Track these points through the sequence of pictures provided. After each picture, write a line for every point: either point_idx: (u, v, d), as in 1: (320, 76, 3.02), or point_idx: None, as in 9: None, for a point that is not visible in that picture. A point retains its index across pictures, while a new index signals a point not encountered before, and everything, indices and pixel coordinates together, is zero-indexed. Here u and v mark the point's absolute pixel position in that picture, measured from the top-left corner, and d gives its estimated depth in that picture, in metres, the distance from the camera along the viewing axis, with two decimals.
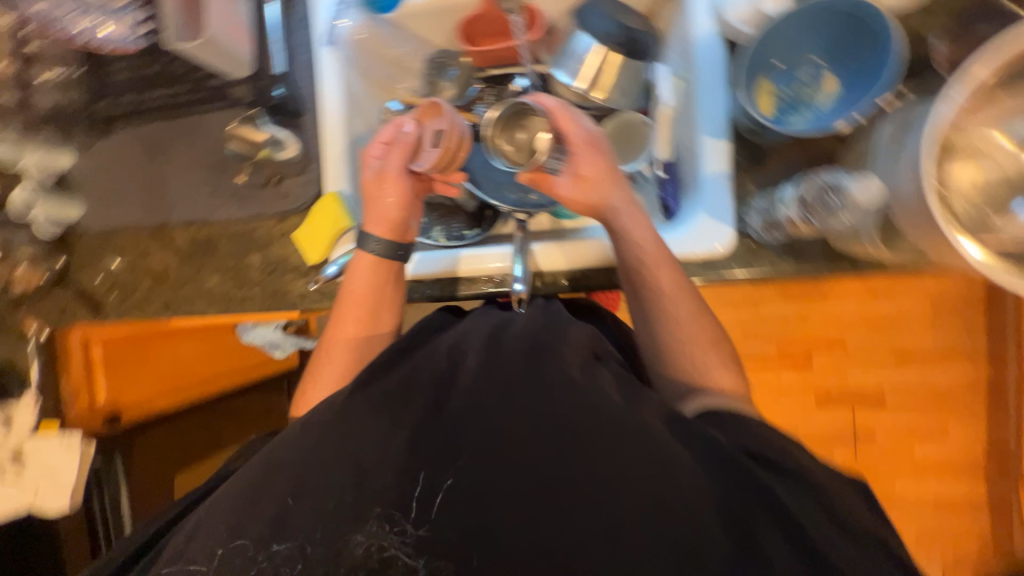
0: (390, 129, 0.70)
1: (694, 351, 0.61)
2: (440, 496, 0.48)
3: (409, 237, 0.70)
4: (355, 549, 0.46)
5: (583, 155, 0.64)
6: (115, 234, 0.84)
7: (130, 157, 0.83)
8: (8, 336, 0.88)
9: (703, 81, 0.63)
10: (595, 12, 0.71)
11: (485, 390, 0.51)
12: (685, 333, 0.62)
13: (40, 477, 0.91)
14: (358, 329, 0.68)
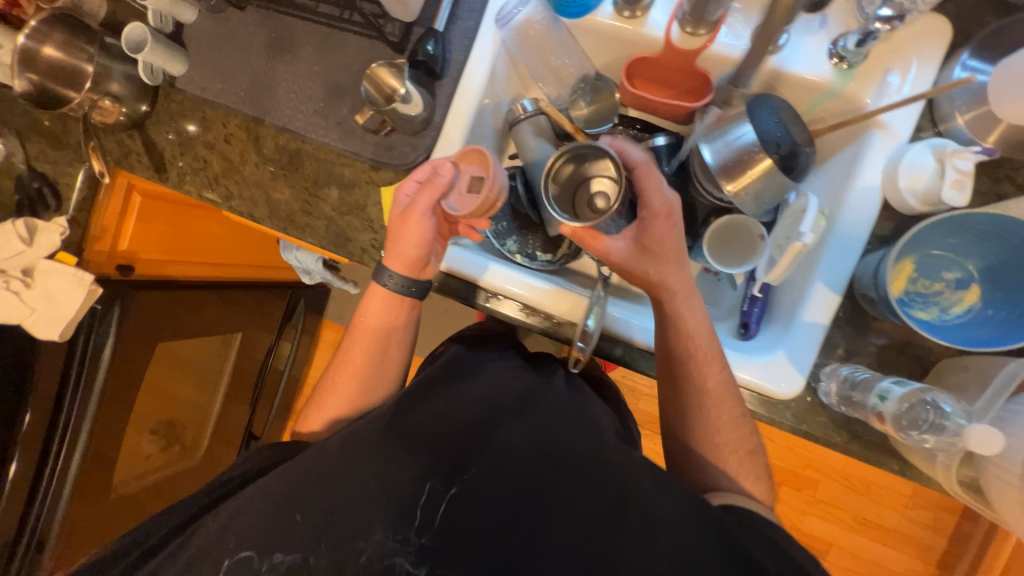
0: (426, 169, 0.69)
1: (717, 450, 0.64)
2: (442, 508, 0.53)
3: (425, 275, 0.72)
4: (359, 558, 0.51)
5: (658, 224, 0.63)
6: (208, 105, 0.82)
7: (250, 42, 0.79)
8: (65, 153, 0.89)
9: (840, 230, 0.62)
10: (767, 107, 0.64)
11: (500, 480, 0.55)
12: (720, 433, 0.64)
13: (41, 301, 0.86)
14: (364, 355, 0.74)
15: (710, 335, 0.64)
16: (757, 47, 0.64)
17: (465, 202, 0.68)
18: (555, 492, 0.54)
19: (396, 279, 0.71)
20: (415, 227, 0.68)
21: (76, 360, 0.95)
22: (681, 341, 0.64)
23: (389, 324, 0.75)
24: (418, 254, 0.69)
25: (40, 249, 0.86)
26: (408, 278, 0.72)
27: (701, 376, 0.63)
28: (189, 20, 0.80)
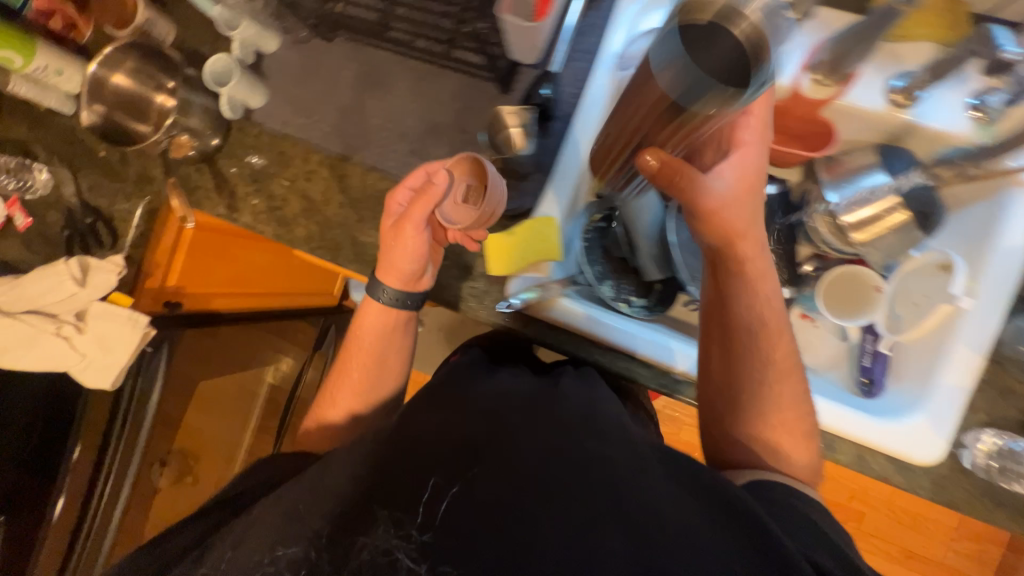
0: (421, 177, 0.64)
1: (771, 413, 0.60)
2: (444, 505, 0.46)
3: (422, 287, 0.68)
4: (359, 554, 0.44)
5: (751, 156, 0.57)
6: (288, 140, 0.77)
7: (338, 75, 0.75)
8: (125, 185, 0.82)
9: (982, 291, 0.61)
10: (901, 158, 0.64)
11: (515, 477, 0.47)
12: (784, 401, 0.60)
13: (93, 347, 0.79)
14: (362, 369, 0.73)
15: (778, 303, 0.61)
16: (891, 98, 0.62)
17: (458, 213, 0.64)
18: (577, 491, 0.47)
19: (384, 288, 0.68)
20: (405, 245, 0.64)
21: (120, 412, 0.87)
22: (755, 302, 0.60)
23: (386, 337, 0.73)
24: (412, 268, 0.65)
25: (94, 290, 0.79)
26: (403, 291, 0.69)
27: (775, 344, 0.60)
28: (270, 50, 0.76)
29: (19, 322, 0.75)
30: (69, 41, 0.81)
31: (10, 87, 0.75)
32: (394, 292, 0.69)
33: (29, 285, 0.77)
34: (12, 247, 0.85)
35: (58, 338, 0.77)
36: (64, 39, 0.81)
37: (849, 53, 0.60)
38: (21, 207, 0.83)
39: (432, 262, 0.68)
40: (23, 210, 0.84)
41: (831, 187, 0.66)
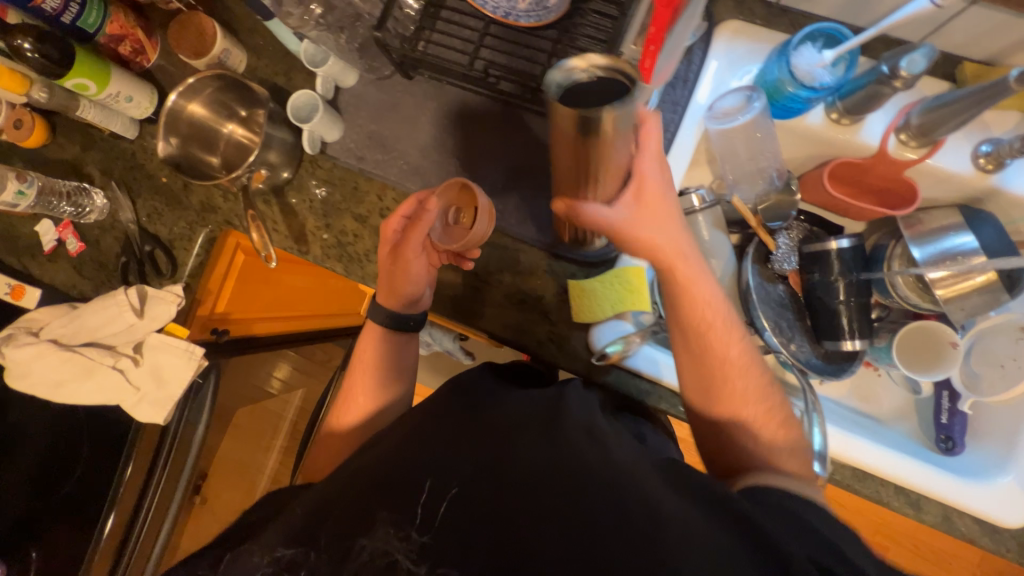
0: (411, 204, 0.66)
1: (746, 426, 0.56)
2: (442, 510, 0.45)
3: (421, 307, 0.71)
4: (359, 555, 0.43)
5: (651, 169, 0.56)
6: (361, 175, 0.76)
7: (418, 115, 0.75)
8: (187, 213, 0.81)
9: None
10: (986, 221, 0.65)
11: (521, 492, 0.45)
12: (745, 413, 0.56)
13: (148, 380, 0.75)
14: (364, 396, 0.70)
15: (713, 303, 0.58)
16: (977, 162, 0.64)
17: (452, 234, 0.67)
18: (574, 497, 0.45)
19: (385, 311, 0.70)
20: (403, 266, 0.66)
21: (165, 447, 0.82)
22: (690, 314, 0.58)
23: (391, 362, 0.71)
24: (412, 289, 0.67)
25: (152, 321, 0.77)
26: (404, 313, 0.70)
27: (720, 349, 0.57)
28: (348, 84, 0.75)
29: (77, 355, 0.72)
30: (136, 65, 0.79)
31: (78, 112, 0.73)
32: (398, 314, 0.70)
33: (90, 316, 0.74)
34: (63, 272, 0.83)
35: (113, 371, 0.74)
36: (131, 63, 0.79)
37: (939, 122, 0.60)
38: (74, 231, 0.82)
39: (429, 282, 0.70)
40: (76, 234, 0.82)
41: (915, 243, 0.67)
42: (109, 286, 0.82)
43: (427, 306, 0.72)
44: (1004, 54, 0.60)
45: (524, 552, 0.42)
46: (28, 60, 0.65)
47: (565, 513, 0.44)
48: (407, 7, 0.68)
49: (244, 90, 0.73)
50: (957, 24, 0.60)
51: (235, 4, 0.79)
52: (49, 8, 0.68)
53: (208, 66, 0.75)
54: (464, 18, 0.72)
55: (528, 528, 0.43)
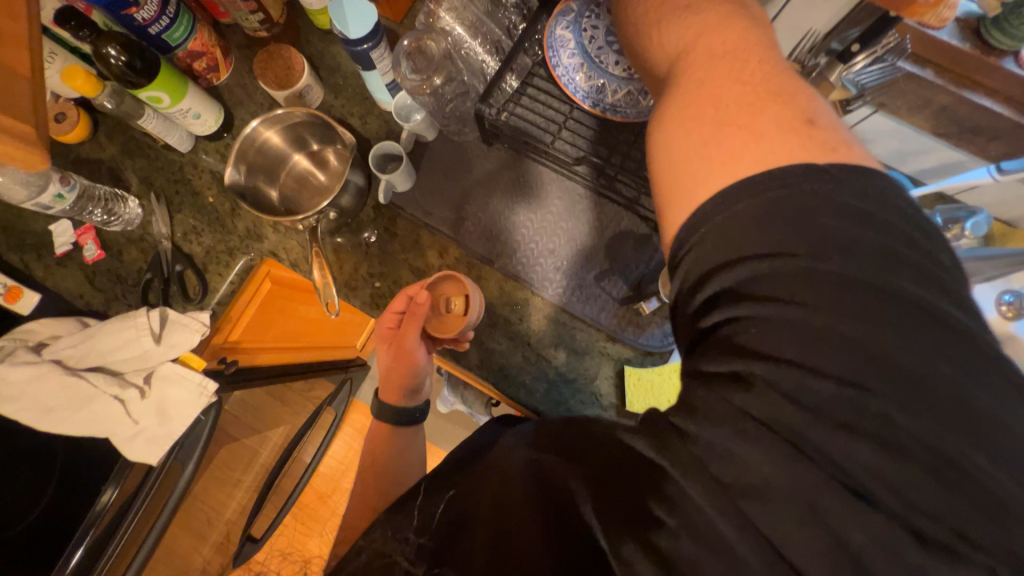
0: (400, 298, 0.66)
1: (655, 50, 0.47)
2: (440, 507, 0.53)
3: (421, 397, 0.69)
4: (358, 555, 0.54)
5: None
6: (424, 229, 0.75)
7: (491, 178, 0.76)
8: (230, 238, 0.76)
9: None
10: None
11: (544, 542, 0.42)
12: (664, 35, 0.46)
13: (149, 413, 0.67)
14: (371, 452, 0.69)
15: None
16: (1000, 310, 0.70)
17: (444, 322, 0.64)
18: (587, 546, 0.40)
19: (390, 410, 0.68)
20: (404, 360, 0.65)
21: (146, 487, 0.68)
22: None
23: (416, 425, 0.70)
24: (414, 380, 0.67)
25: (169, 349, 0.69)
26: (405, 405, 0.69)
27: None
28: (427, 139, 0.76)
29: (81, 382, 0.64)
30: (204, 81, 0.77)
31: (139, 121, 0.69)
32: (402, 407, 0.69)
33: (104, 339, 0.67)
34: (71, 278, 0.75)
35: (114, 402, 0.66)
36: (200, 78, 0.76)
37: None
38: (94, 237, 0.75)
39: (430, 369, 0.69)
40: (95, 241, 0.75)
41: None
42: (123, 302, 0.75)
43: (425, 397, 0.70)
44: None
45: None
46: (110, 66, 0.62)
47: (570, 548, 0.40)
48: (505, 83, 0.70)
49: (324, 129, 0.72)
50: (990, 189, 0.67)
51: (323, 43, 0.79)
52: (140, 18, 0.65)
53: (288, 98, 0.74)
54: (551, 98, 0.71)
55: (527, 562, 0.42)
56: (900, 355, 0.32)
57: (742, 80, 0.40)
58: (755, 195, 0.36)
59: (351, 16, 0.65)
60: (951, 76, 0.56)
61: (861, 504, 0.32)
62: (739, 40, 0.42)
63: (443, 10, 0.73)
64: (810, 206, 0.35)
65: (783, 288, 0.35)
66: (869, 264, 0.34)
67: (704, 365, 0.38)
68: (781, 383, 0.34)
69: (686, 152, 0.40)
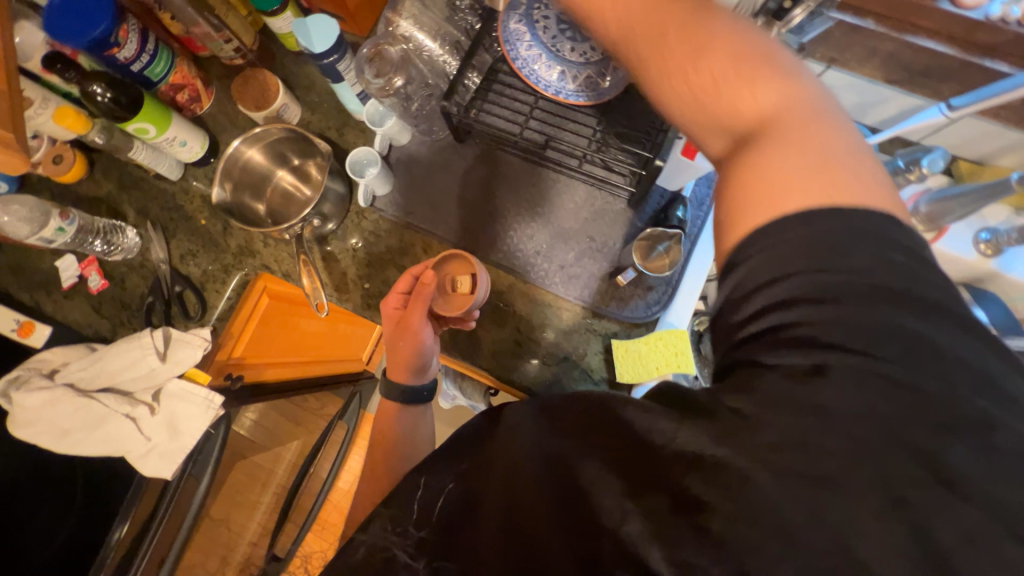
0: (407, 279, 0.68)
1: (739, 94, 0.39)
2: (439, 504, 0.52)
3: (429, 376, 0.70)
4: (358, 549, 0.53)
5: None
6: (406, 228, 0.78)
7: (465, 176, 0.79)
8: (223, 256, 0.80)
9: None
10: (991, 298, 0.71)
11: (534, 521, 0.42)
12: (751, 77, 0.39)
13: (160, 429, 0.71)
14: (371, 455, 0.69)
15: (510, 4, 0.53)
16: (979, 248, 0.70)
17: (452, 301, 0.67)
18: (572, 508, 0.40)
19: (397, 389, 0.69)
20: (412, 338, 0.66)
21: (164, 502, 0.73)
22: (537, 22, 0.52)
23: (416, 419, 0.71)
24: (422, 359, 0.67)
25: (175, 366, 0.72)
26: (414, 383, 0.69)
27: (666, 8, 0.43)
28: (402, 142, 0.79)
29: (93, 403, 0.68)
30: (188, 111, 0.81)
31: (129, 152, 0.74)
32: (410, 386, 0.69)
33: (111, 360, 0.70)
34: (79, 310, 0.79)
35: (126, 420, 0.69)
36: (184, 109, 0.81)
37: (945, 213, 0.67)
38: (98, 267, 0.79)
39: (436, 348, 0.70)
40: (99, 271, 0.79)
41: None
42: (129, 327, 0.78)
43: (433, 374, 0.71)
44: (992, 155, 0.69)
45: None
46: (96, 103, 0.66)
47: (556, 524, 0.40)
48: (468, 81, 0.74)
49: (303, 144, 0.75)
50: (952, 130, 0.68)
51: (296, 64, 0.84)
52: (122, 57, 0.69)
53: (266, 118, 0.78)
54: (516, 91, 0.73)
55: (518, 545, 0.42)
56: (919, 328, 0.32)
57: (831, 135, 0.37)
58: (832, 218, 0.34)
59: (313, 31, 0.69)
60: (891, 22, 0.58)
61: (861, 441, 0.30)
62: (828, 108, 0.38)
63: (401, 18, 0.77)
64: (894, 242, 0.34)
65: (868, 308, 0.33)
66: (931, 287, 0.33)
67: (766, 359, 0.34)
68: (819, 359, 0.33)
69: (758, 178, 0.37)
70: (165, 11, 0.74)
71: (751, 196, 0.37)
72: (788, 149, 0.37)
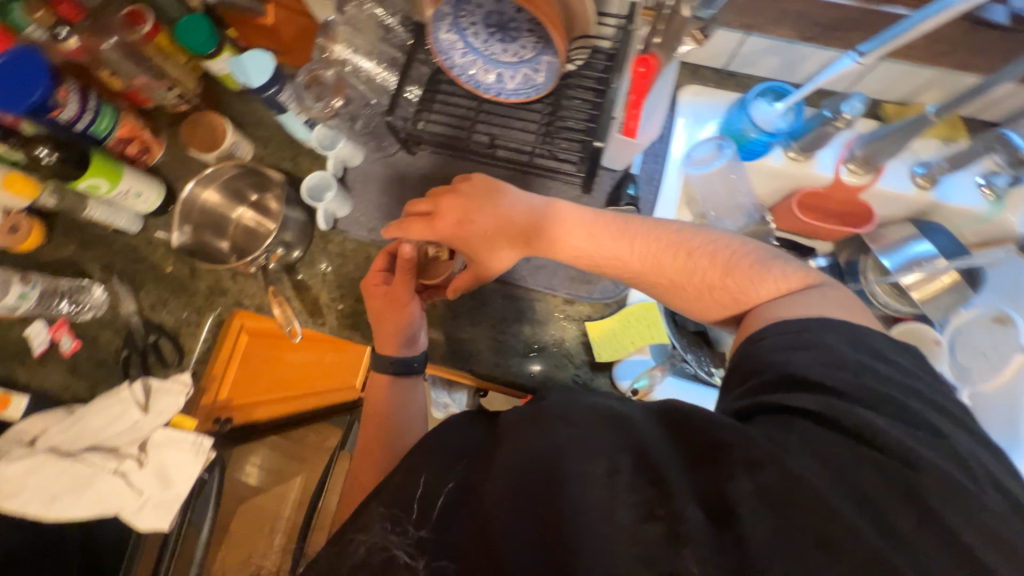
0: (383, 257, 0.71)
1: (745, 288, 0.53)
2: (440, 499, 0.50)
3: (418, 346, 0.70)
4: (355, 550, 0.50)
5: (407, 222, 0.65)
6: (371, 245, 0.79)
7: (422, 186, 0.80)
8: (194, 299, 0.80)
9: None
10: (935, 230, 0.74)
11: (510, 502, 0.41)
12: (752, 278, 0.53)
13: (151, 479, 0.70)
14: (361, 453, 0.67)
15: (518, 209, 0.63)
16: (917, 182, 0.73)
17: (431, 268, 0.71)
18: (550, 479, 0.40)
19: (387, 359, 0.70)
20: (398, 309, 0.68)
21: (168, 552, 0.73)
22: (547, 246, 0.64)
23: (404, 418, 0.68)
24: (411, 326, 0.68)
25: (158, 415, 0.72)
26: (405, 356, 0.70)
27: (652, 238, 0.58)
28: (355, 163, 0.80)
29: (78, 463, 0.68)
30: (140, 163, 0.82)
31: (86, 212, 0.76)
32: (400, 357, 0.70)
33: (93, 418, 0.71)
34: (55, 375, 0.79)
35: (115, 476, 0.68)
36: (136, 161, 0.81)
37: (879, 152, 0.70)
38: (68, 329, 0.78)
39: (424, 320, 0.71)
40: (70, 333, 0.78)
41: (885, 254, 0.73)
42: (108, 384, 0.78)
43: (424, 348, 0.72)
44: (913, 94, 0.73)
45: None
46: (44, 165, 0.67)
47: (533, 501, 0.40)
48: (409, 94, 0.76)
49: (257, 177, 0.77)
50: (873, 76, 0.72)
51: (242, 103, 0.85)
52: (64, 119, 0.70)
53: (218, 158, 0.79)
54: (460, 99, 0.75)
55: (494, 526, 0.41)
56: (901, 383, 0.42)
57: (824, 296, 0.49)
58: (835, 332, 0.44)
59: (251, 66, 0.71)
60: None
61: None
62: (831, 293, 0.50)
63: (336, 43, 0.78)
64: (883, 343, 0.44)
65: (883, 391, 0.41)
66: (914, 367, 0.43)
67: (782, 398, 0.41)
68: (836, 407, 0.40)
69: (772, 311, 0.49)
70: (103, 68, 0.74)
71: (796, 323, 0.46)
72: (791, 299, 0.50)
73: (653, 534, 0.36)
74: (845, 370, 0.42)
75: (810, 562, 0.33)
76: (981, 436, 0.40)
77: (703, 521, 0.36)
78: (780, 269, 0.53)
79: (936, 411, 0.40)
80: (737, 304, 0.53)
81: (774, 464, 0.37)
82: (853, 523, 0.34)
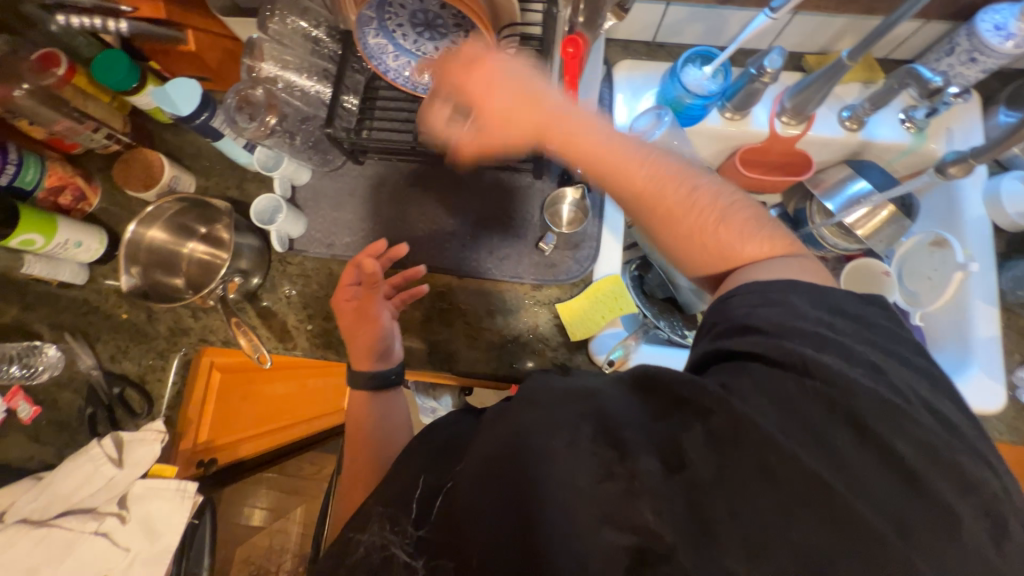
0: (351, 272, 0.70)
1: (732, 243, 0.49)
2: (439, 500, 0.48)
3: (395, 359, 0.70)
4: (357, 548, 0.50)
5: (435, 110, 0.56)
6: (332, 261, 0.78)
7: (375, 195, 0.80)
8: (155, 343, 0.77)
9: (983, 264, 0.74)
10: (869, 168, 0.78)
11: (492, 487, 0.41)
12: (740, 234, 0.49)
13: (137, 535, 0.67)
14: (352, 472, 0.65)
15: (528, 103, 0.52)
16: (845, 125, 0.77)
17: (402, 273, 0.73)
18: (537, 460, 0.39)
19: (363, 375, 0.69)
20: (370, 324, 0.68)
21: None
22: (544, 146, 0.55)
23: (390, 428, 0.68)
24: (383, 341, 0.69)
25: (134, 467, 0.69)
26: (380, 371, 0.69)
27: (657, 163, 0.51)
28: (303, 181, 0.80)
29: (53, 531, 0.65)
30: (76, 212, 0.78)
31: (22, 268, 0.71)
32: (375, 372, 0.69)
33: (61, 482, 0.67)
34: (16, 444, 0.75)
35: (97, 538, 0.66)
36: (72, 211, 0.78)
37: (807, 101, 0.73)
38: (24, 395, 0.74)
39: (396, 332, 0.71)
40: (27, 399, 0.74)
41: (827, 198, 0.78)
42: (76, 445, 0.75)
43: (400, 359, 0.71)
44: (831, 43, 0.77)
45: (558, 553, 0.37)
46: None
47: (514, 484, 0.40)
48: (347, 103, 0.74)
49: (203, 209, 0.75)
50: (791, 30, 0.75)
51: (177, 137, 0.83)
52: None
53: (158, 194, 0.77)
54: (399, 103, 0.75)
55: (482, 516, 0.41)
56: (855, 321, 0.43)
57: (797, 258, 0.48)
58: (798, 291, 0.44)
59: (176, 94, 0.69)
60: None
61: None
62: (804, 258, 0.49)
63: (263, 61, 0.75)
64: (842, 294, 0.44)
65: (838, 335, 0.41)
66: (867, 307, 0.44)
67: (736, 347, 0.42)
68: (788, 351, 0.40)
69: (747, 273, 0.48)
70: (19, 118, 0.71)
71: (767, 283, 0.45)
72: (754, 261, 0.49)
73: (629, 494, 0.37)
74: (800, 313, 0.42)
75: (780, 485, 0.35)
76: (920, 349, 0.42)
77: (680, 466, 0.38)
78: (768, 228, 0.50)
79: (882, 339, 0.42)
80: (720, 262, 0.50)
81: (722, 409, 0.38)
82: (810, 452, 0.36)
